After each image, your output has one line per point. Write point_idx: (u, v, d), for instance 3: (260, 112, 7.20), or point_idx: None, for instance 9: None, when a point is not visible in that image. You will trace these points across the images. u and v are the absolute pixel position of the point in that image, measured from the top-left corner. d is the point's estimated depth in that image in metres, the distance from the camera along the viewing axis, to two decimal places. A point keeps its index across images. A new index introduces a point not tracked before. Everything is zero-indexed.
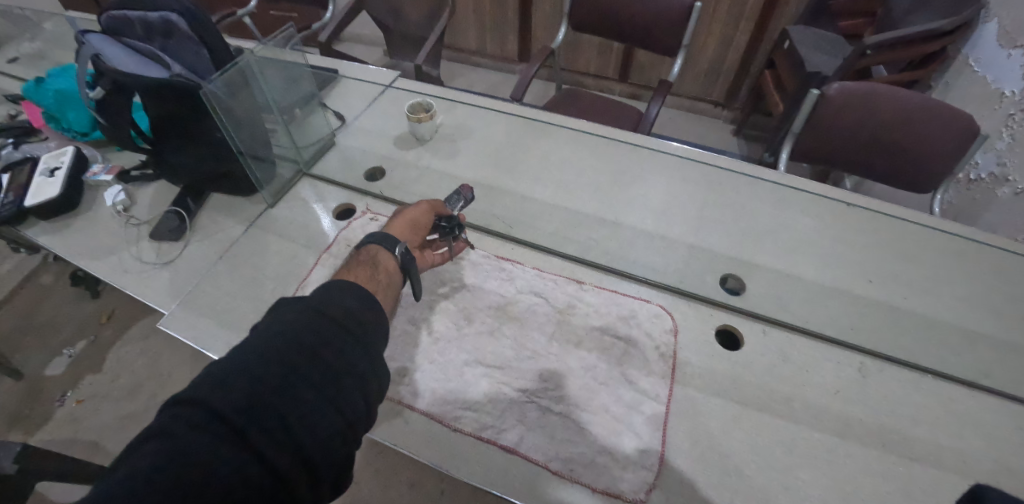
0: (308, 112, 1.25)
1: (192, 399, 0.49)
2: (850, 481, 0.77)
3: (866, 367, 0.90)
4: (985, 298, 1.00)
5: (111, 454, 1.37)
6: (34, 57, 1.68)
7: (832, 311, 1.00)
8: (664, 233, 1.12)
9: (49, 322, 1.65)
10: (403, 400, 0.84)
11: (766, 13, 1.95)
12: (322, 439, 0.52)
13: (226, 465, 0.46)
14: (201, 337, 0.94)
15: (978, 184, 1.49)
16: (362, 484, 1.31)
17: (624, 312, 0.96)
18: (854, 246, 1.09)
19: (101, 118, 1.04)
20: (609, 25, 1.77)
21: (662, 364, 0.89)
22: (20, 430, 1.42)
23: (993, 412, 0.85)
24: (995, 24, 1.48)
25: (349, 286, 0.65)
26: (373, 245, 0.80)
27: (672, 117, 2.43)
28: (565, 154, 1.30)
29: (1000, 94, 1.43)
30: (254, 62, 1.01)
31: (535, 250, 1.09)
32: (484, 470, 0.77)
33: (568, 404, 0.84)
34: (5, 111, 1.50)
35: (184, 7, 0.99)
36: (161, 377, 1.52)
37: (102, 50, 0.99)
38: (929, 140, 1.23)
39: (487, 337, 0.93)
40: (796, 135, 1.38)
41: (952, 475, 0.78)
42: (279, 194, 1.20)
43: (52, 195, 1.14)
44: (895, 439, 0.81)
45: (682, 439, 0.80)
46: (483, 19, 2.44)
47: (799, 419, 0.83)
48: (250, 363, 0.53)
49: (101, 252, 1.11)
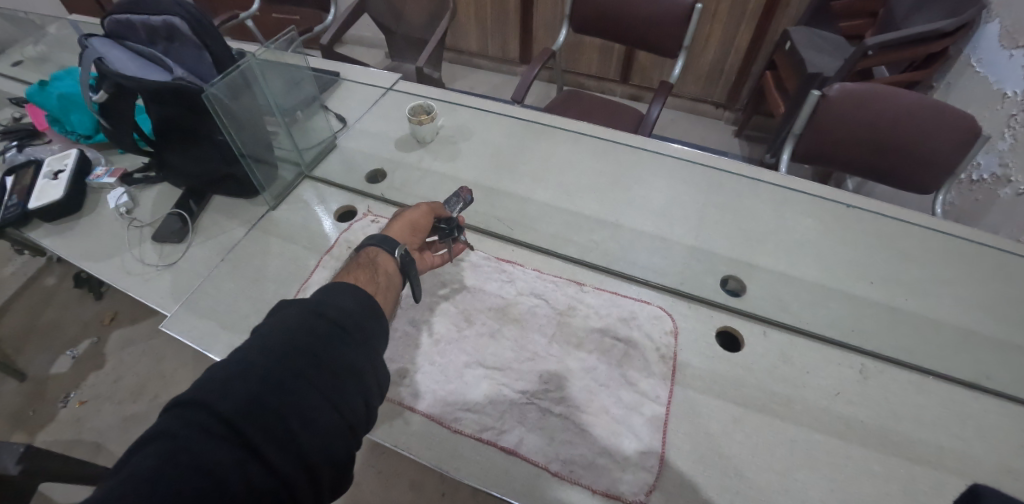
0: (310, 114, 1.26)
1: (193, 400, 0.50)
2: (850, 482, 0.77)
3: (866, 368, 0.90)
4: (987, 299, 1.00)
5: (113, 455, 1.38)
6: (38, 60, 1.69)
7: (833, 313, 1.00)
8: (664, 235, 1.12)
9: (53, 324, 1.65)
10: (403, 402, 0.84)
11: (767, 14, 1.95)
12: (322, 440, 0.52)
13: (227, 467, 0.46)
14: (203, 339, 0.94)
15: (980, 185, 1.49)
16: (363, 485, 1.31)
17: (624, 314, 0.96)
18: (855, 247, 1.09)
19: (104, 121, 1.04)
20: (610, 27, 1.78)
21: (662, 366, 0.89)
22: (24, 431, 1.43)
23: (995, 414, 0.84)
24: (996, 25, 1.47)
25: (349, 287, 0.66)
26: (373, 247, 0.80)
27: (673, 118, 2.43)
28: (565, 156, 1.30)
29: (1002, 95, 1.43)
30: (256, 65, 1.01)
31: (536, 251, 1.09)
32: (484, 471, 0.77)
33: (568, 405, 0.84)
34: (10, 114, 1.51)
35: (187, 11, 0.99)
36: (163, 378, 1.52)
37: (106, 54, 1.00)
38: (930, 141, 1.23)
39: (487, 339, 0.93)
40: (797, 136, 1.38)
41: (953, 477, 0.77)
42: (280, 196, 1.20)
43: (56, 198, 1.15)
44: (896, 440, 0.81)
45: (682, 440, 0.80)
46: (484, 21, 2.45)
47: (799, 421, 0.83)
48: (250, 365, 0.53)
49: (104, 254, 1.12)
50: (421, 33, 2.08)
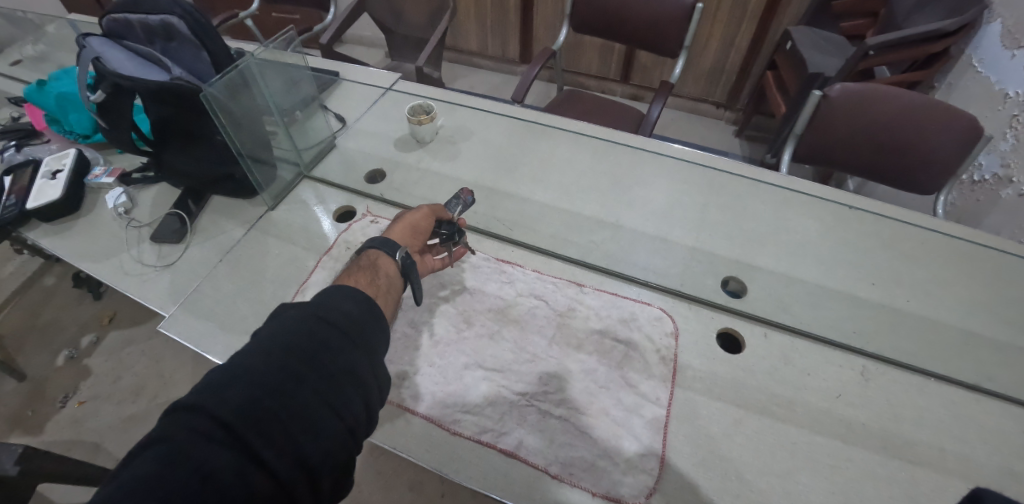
0: (309, 115, 1.25)
1: (192, 404, 0.49)
2: (852, 486, 0.76)
3: (868, 370, 0.90)
4: (989, 300, 0.99)
5: (112, 456, 1.37)
6: (37, 59, 1.69)
7: (835, 314, 0.99)
8: (665, 236, 1.12)
9: (52, 324, 1.65)
10: (403, 404, 0.84)
11: (768, 14, 1.95)
12: (322, 443, 0.52)
13: (226, 471, 0.46)
14: (201, 340, 0.94)
15: (982, 185, 1.48)
16: (362, 485, 1.31)
17: (625, 315, 0.96)
18: (857, 248, 1.09)
19: (102, 121, 1.04)
20: (610, 26, 1.77)
21: (662, 368, 0.88)
22: (23, 431, 1.43)
23: (998, 417, 0.84)
24: (998, 25, 1.47)
25: (349, 290, 0.65)
26: (374, 250, 0.80)
27: (673, 118, 2.43)
28: (565, 156, 1.29)
29: (1003, 95, 1.42)
30: (254, 65, 1.01)
31: (536, 252, 1.08)
32: (484, 473, 0.77)
33: (568, 407, 0.83)
34: (8, 114, 1.51)
35: (185, 10, 0.99)
36: (162, 378, 1.52)
37: (104, 54, 0.99)
38: (931, 142, 1.23)
39: (486, 340, 0.93)
40: (798, 136, 1.37)
41: (955, 480, 0.77)
42: (279, 196, 1.20)
43: (54, 198, 1.15)
44: (898, 443, 0.81)
45: (683, 443, 0.80)
46: (484, 21, 2.44)
47: (800, 423, 0.83)
48: (250, 368, 0.53)
49: (102, 254, 1.11)
50: (421, 33, 2.08)
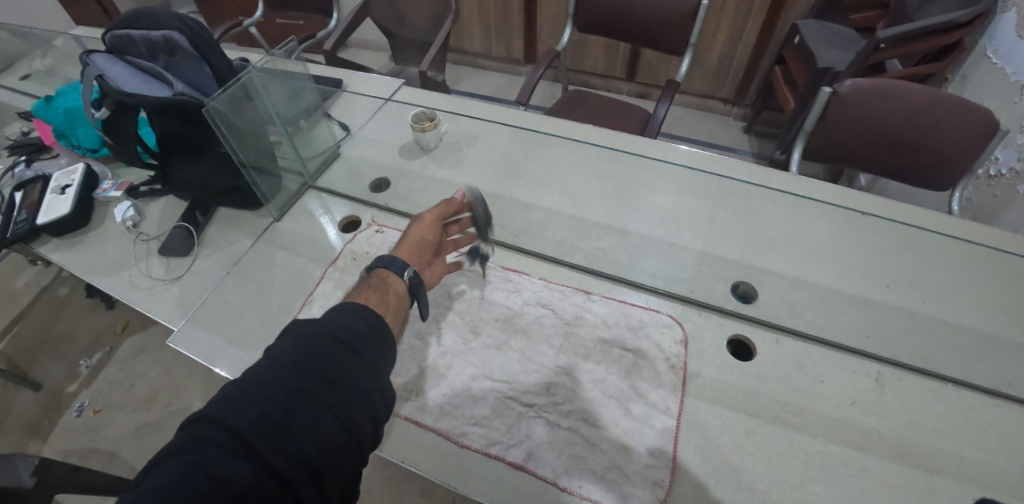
0: (311, 124, 1.25)
1: (208, 418, 0.50)
2: (867, 495, 0.75)
3: (883, 377, 0.88)
4: (1008, 301, 0.97)
5: (126, 464, 1.39)
6: (46, 74, 1.71)
7: (849, 319, 0.97)
8: (673, 240, 1.11)
9: (66, 334, 1.68)
10: (411, 416, 0.84)
11: (776, 8, 1.91)
12: (329, 457, 0.51)
13: (240, 481, 0.46)
14: (210, 352, 0.94)
15: (998, 180, 1.45)
16: (374, 492, 1.32)
17: (633, 323, 0.95)
18: (870, 251, 1.06)
19: (108, 136, 1.04)
20: (615, 25, 1.75)
21: (673, 376, 0.87)
22: (39, 440, 1.46)
23: (1019, 423, 0.82)
24: (1013, 15, 1.43)
25: (357, 307, 0.65)
26: (382, 269, 0.79)
27: (680, 116, 2.41)
28: (572, 159, 1.28)
29: (1020, 87, 1.38)
30: (257, 77, 1.01)
31: (543, 260, 1.08)
32: (492, 487, 0.76)
33: (577, 419, 0.83)
34: (19, 129, 1.54)
35: (184, 24, 0.99)
36: (175, 386, 1.54)
37: (107, 71, 1.00)
38: (944, 136, 1.20)
39: (493, 351, 0.92)
40: (807, 134, 1.35)
41: (974, 488, 0.75)
42: (285, 207, 1.20)
43: (63, 213, 1.16)
44: (916, 451, 0.79)
45: (693, 454, 0.79)
46: (488, 22, 2.43)
47: (815, 432, 0.81)
48: (262, 383, 0.53)
49: (112, 268, 1.12)
50: (423, 36, 2.07)
